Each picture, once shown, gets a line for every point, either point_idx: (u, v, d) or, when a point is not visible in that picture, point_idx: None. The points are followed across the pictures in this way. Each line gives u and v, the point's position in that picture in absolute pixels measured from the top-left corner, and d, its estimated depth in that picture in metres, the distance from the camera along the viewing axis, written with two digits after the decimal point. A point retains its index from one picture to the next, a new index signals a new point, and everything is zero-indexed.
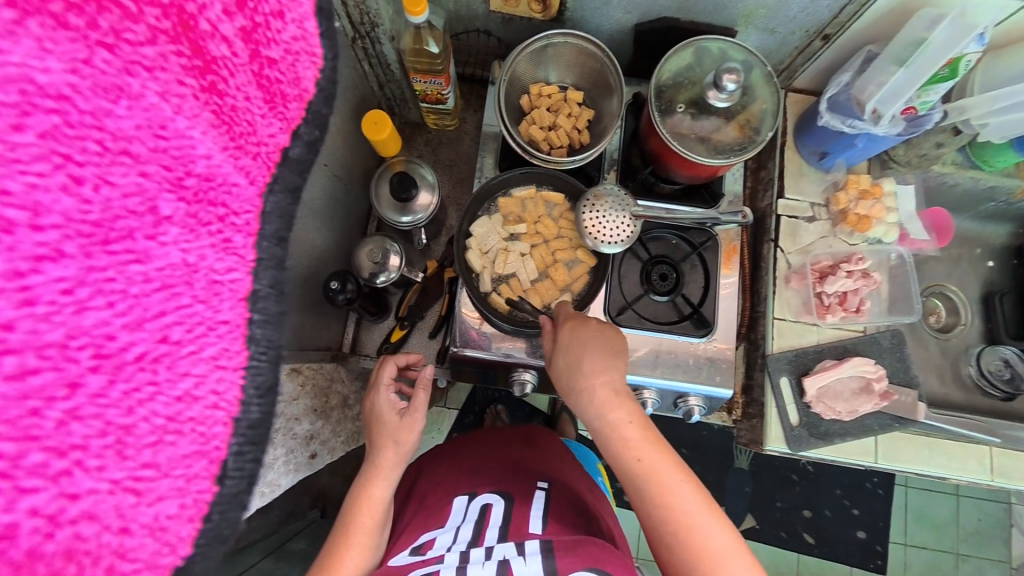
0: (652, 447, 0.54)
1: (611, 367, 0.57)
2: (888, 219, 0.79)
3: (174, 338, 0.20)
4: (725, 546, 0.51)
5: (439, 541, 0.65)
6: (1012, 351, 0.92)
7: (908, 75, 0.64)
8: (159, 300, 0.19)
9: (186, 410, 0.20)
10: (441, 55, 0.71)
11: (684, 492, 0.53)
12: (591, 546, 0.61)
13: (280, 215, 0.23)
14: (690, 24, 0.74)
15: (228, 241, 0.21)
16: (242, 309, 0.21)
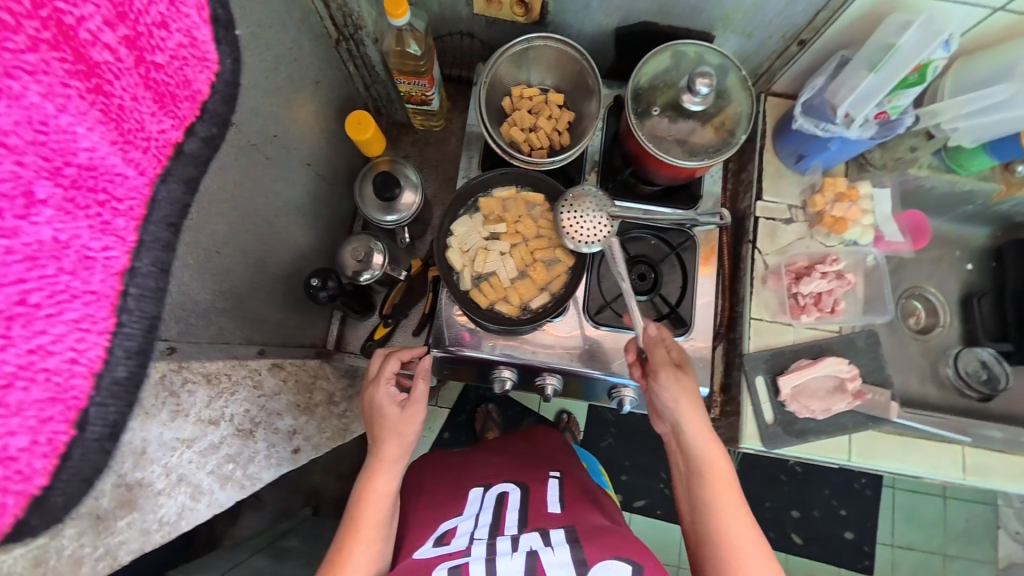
0: (719, 452, 0.65)
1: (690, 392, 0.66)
2: (864, 221, 0.80)
3: (33, 302, 0.24)
4: (746, 538, 0.61)
5: (461, 529, 0.68)
6: (990, 352, 0.93)
7: (878, 79, 0.66)
8: (22, 268, 0.23)
9: (39, 361, 0.24)
10: (424, 57, 0.72)
11: (732, 493, 0.63)
12: (614, 535, 0.64)
13: (170, 202, 0.28)
14: (668, 28, 0.76)
15: (106, 222, 0.25)
16: (114, 282, 0.26)
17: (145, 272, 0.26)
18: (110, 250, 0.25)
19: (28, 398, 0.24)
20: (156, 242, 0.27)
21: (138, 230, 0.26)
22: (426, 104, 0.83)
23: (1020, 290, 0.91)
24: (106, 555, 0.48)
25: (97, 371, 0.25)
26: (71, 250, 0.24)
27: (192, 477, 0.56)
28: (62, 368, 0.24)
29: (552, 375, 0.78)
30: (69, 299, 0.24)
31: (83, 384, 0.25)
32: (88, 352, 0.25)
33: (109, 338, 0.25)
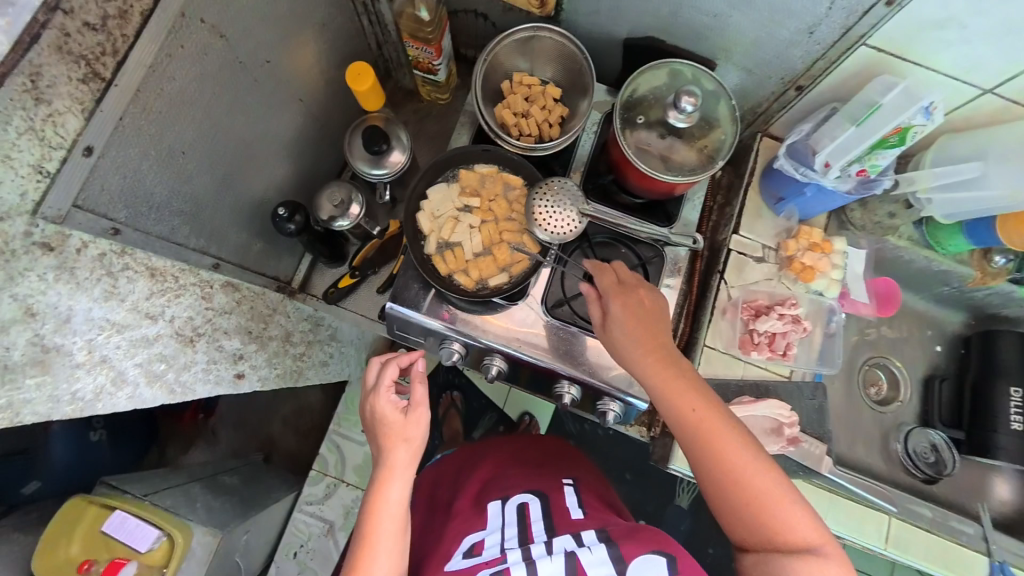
0: (687, 382, 0.60)
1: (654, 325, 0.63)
2: (831, 274, 0.80)
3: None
4: (753, 459, 0.56)
5: (489, 540, 0.73)
6: (941, 436, 0.92)
7: (858, 134, 0.68)
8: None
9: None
10: (433, 25, 0.80)
11: (723, 417, 0.58)
12: (649, 531, 0.70)
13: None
14: (672, 48, 0.80)
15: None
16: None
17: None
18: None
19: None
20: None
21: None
22: (433, 73, 0.91)
23: (980, 381, 0.90)
24: (8, 410, 0.48)
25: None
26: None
27: (118, 364, 0.57)
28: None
29: (499, 357, 0.78)
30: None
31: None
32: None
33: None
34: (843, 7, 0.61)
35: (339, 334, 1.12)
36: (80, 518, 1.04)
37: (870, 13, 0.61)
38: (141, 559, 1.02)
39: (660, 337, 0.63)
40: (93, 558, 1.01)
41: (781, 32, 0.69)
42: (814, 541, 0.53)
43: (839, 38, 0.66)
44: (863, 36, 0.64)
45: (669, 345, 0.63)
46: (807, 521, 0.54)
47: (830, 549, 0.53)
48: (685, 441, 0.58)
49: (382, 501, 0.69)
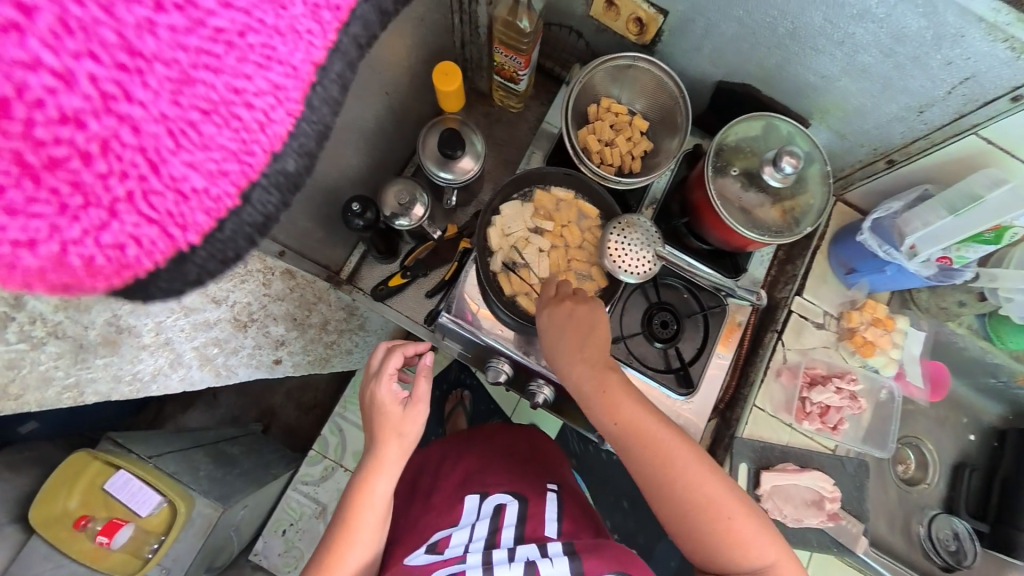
0: (627, 401, 0.60)
1: (589, 343, 0.62)
2: (891, 352, 0.81)
3: (247, 41, 0.23)
4: (700, 480, 0.58)
5: (455, 539, 0.71)
6: (966, 526, 0.91)
7: (954, 223, 0.66)
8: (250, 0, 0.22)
9: (239, 107, 0.23)
10: (529, 36, 0.75)
11: (669, 443, 0.58)
12: (614, 549, 0.68)
13: (363, 23, 0.26)
14: (768, 99, 0.77)
15: (318, 8, 0.24)
16: (310, 69, 0.24)
17: (332, 78, 0.26)
18: (313, 35, 0.24)
19: (217, 137, 0.23)
20: (344, 55, 0.26)
21: (337, 31, 0.25)
22: (514, 82, 0.87)
23: (1012, 478, 0.90)
24: (73, 387, 0.49)
25: (275, 150, 0.25)
26: (285, 13, 0.23)
27: (177, 345, 0.56)
28: (252, 127, 0.24)
29: (546, 385, 0.78)
30: (275, 62, 0.23)
31: (261, 157, 0.25)
32: (271, 129, 0.24)
33: (292, 122, 0.25)
34: (963, 94, 0.60)
35: (367, 324, 1.05)
36: (83, 470, 0.99)
37: (991, 105, 0.59)
38: (139, 521, 0.97)
39: (600, 353, 0.62)
40: (90, 514, 0.97)
41: (889, 105, 0.67)
42: (763, 551, 0.58)
43: (948, 122, 0.65)
44: (975, 126, 0.63)
45: (610, 362, 0.62)
46: (761, 530, 0.58)
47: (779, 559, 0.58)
48: (630, 465, 0.60)
49: (366, 493, 0.68)
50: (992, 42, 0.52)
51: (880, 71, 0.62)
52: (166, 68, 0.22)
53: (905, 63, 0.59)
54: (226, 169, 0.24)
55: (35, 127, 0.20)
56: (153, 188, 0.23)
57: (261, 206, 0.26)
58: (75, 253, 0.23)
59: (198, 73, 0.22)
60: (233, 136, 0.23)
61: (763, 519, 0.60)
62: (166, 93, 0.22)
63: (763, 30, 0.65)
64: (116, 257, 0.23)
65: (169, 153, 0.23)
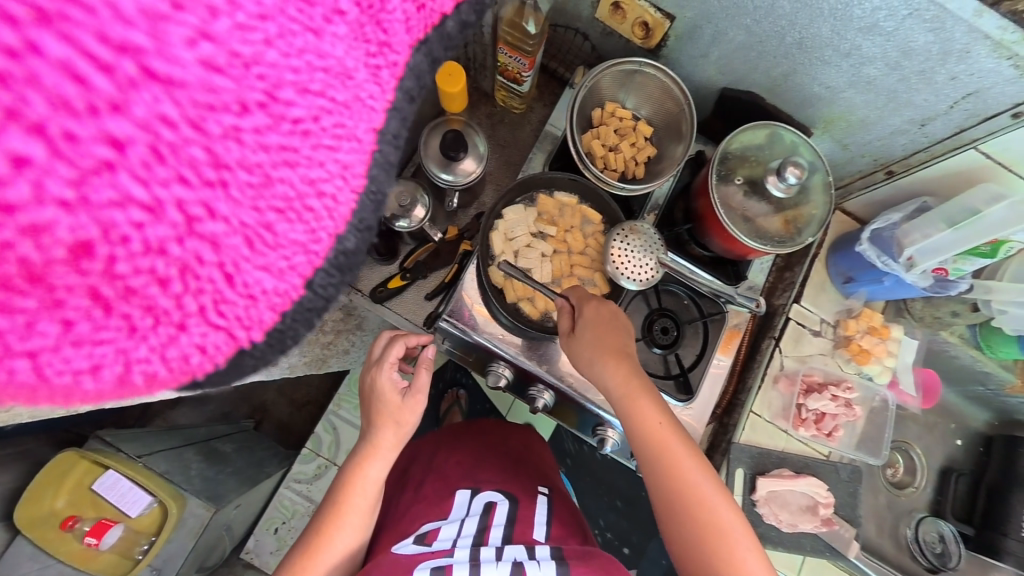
0: (657, 412, 0.61)
1: (625, 348, 0.65)
2: (886, 361, 0.82)
3: (322, 124, 0.23)
4: (715, 502, 0.59)
5: (444, 532, 0.70)
6: (951, 529, 0.93)
7: (953, 237, 0.67)
8: (322, 81, 0.22)
9: (311, 195, 0.23)
10: (535, 38, 0.74)
11: (690, 458, 0.60)
12: (601, 558, 0.68)
13: (414, 73, 0.26)
14: (773, 107, 0.77)
15: (378, 69, 0.24)
16: (372, 137, 0.25)
17: (389, 139, 0.25)
18: (375, 99, 0.24)
19: (289, 234, 0.23)
20: (398, 110, 0.26)
21: (394, 90, 0.25)
22: (517, 82, 0.85)
23: (998, 485, 0.92)
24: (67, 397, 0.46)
25: (340, 233, 0.25)
26: (353, 84, 0.23)
27: None
28: (322, 215, 0.24)
29: (547, 390, 0.78)
30: (345, 140, 0.23)
31: (327, 241, 0.24)
32: (340, 209, 0.24)
33: (357, 198, 0.25)
34: (965, 109, 0.61)
35: (364, 324, 1.04)
36: (69, 470, 0.97)
37: (992, 120, 0.60)
38: (128, 522, 0.95)
39: (635, 363, 0.65)
40: (78, 514, 0.95)
41: (892, 118, 0.67)
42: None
43: (949, 136, 0.65)
44: (976, 140, 0.63)
45: (644, 373, 0.65)
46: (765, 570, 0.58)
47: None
48: (648, 472, 0.61)
49: (359, 478, 0.68)
50: (997, 59, 0.52)
51: (886, 84, 0.62)
52: (246, 171, 0.21)
53: (911, 77, 0.60)
54: (294, 261, 0.24)
55: (122, 259, 0.20)
56: (226, 297, 0.23)
57: (322, 290, 0.25)
58: (139, 370, 0.23)
59: (275, 166, 0.22)
60: (302, 230, 0.23)
61: (768, 559, 0.59)
62: (246, 199, 0.22)
63: (771, 39, 0.65)
64: (181, 367, 0.23)
65: (245, 260, 0.22)
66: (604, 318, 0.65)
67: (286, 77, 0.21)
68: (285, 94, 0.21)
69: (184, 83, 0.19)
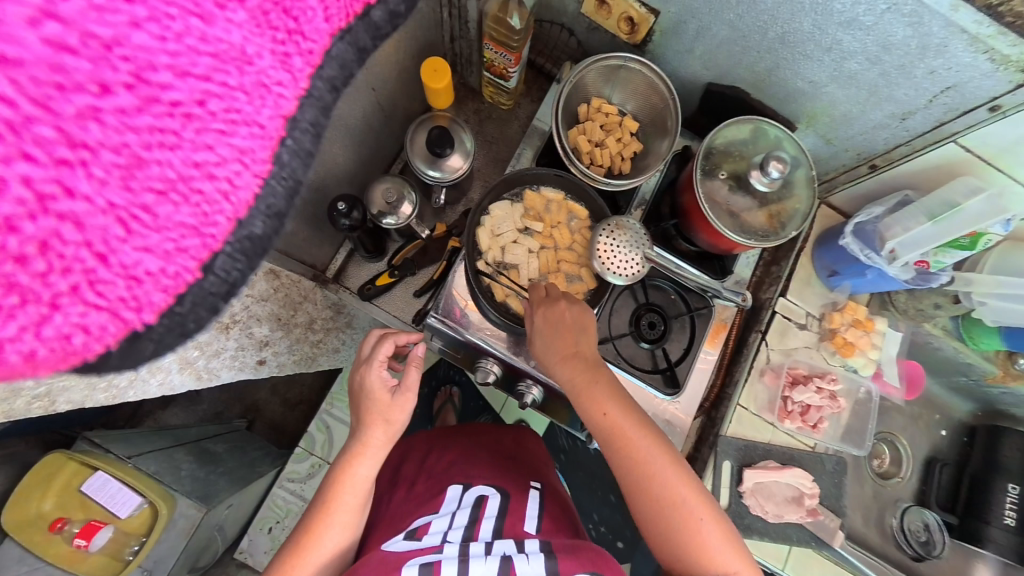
0: (612, 397, 0.61)
1: (579, 342, 0.64)
2: (870, 354, 0.83)
3: (210, 108, 0.22)
4: (674, 481, 0.59)
5: (434, 527, 0.70)
6: (936, 518, 0.94)
7: (933, 230, 0.68)
8: (208, 65, 0.22)
9: (198, 178, 0.23)
10: (520, 33, 0.73)
11: (647, 441, 0.60)
12: (590, 552, 0.68)
13: (340, 64, 0.26)
14: (758, 103, 0.77)
15: (287, 56, 0.24)
16: (279, 124, 0.24)
17: (304, 128, 0.25)
18: (283, 86, 0.24)
19: (175, 216, 0.22)
20: (318, 100, 0.26)
21: (308, 78, 0.25)
22: (504, 78, 0.85)
23: (980, 474, 0.94)
24: (44, 397, 0.45)
25: (241, 217, 0.24)
26: (252, 69, 0.23)
27: None
28: (215, 198, 0.23)
29: (535, 385, 0.78)
30: (240, 124, 0.23)
31: (225, 225, 0.24)
32: (239, 193, 0.24)
33: (259, 183, 0.24)
34: (944, 103, 0.61)
35: (354, 322, 1.04)
36: (56, 472, 0.96)
37: (970, 114, 0.61)
38: (118, 524, 0.95)
39: (590, 350, 0.65)
40: (66, 516, 0.94)
41: (874, 112, 0.68)
42: (728, 560, 0.58)
43: (929, 130, 0.66)
44: (956, 134, 0.64)
45: (598, 359, 0.64)
46: (733, 549, 0.59)
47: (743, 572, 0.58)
48: (609, 458, 0.62)
49: (348, 476, 0.68)
50: (974, 53, 0.53)
51: (867, 78, 0.63)
52: (117, 153, 0.20)
53: (891, 72, 0.60)
54: (188, 245, 0.23)
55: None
56: (101, 277, 0.21)
57: (226, 273, 0.25)
58: (11, 351, 0.20)
59: (154, 149, 0.21)
60: (193, 213, 0.23)
61: (731, 530, 0.61)
62: (114, 180, 0.21)
63: (754, 34, 0.65)
64: (63, 348, 0.21)
65: (119, 242, 0.21)
66: (558, 313, 0.65)
67: (165, 58, 0.21)
68: (163, 75, 0.21)
69: (42, 67, 0.18)
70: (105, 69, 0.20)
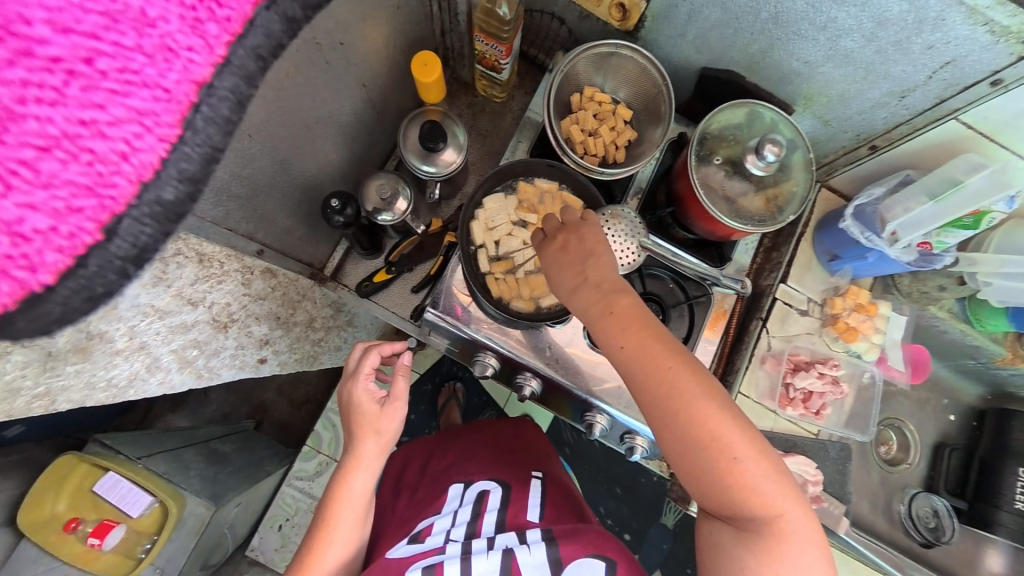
0: (637, 329, 0.52)
1: (591, 264, 0.55)
2: (873, 338, 0.83)
3: (98, 67, 0.22)
4: (708, 415, 0.49)
5: (437, 527, 0.71)
6: (945, 503, 0.93)
7: (935, 209, 0.67)
8: (98, 25, 0.22)
9: (87, 140, 0.23)
10: (509, 23, 0.71)
11: (676, 371, 0.50)
12: (591, 534, 0.68)
13: (266, 33, 0.25)
14: (753, 87, 0.76)
15: (199, 22, 0.23)
16: (189, 90, 0.24)
17: (221, 95, 0.25)
18: (194, 52, 0.23)
19: (63, 173, 0.23)
20: (240, 68, 0.25)
21: (228, 46, 0.24)
22: (496, 70, 0.83)
23: (989, 458, 0.93)
24: (44, 396, 0.46)
25: (145, 180, 0.24)
26: (155, 33, 0.23)
27: (154, 349, 0.54)
28: (109, 158, 0.23)
29: (534, 378, 0.77)
30: (137, 85, 0.23)
31: (126, 187, 0.24)
32: (140, 154, 0.23)
33: (167, 148, 0.24)
34: (944, 79, 0.60)
35: (356, 320, 1.04)
36: (69, 474, 0.98)
37: (971, 89, 0.59)
38: (132, 523, 0.96)
39: (608, 275, 0.55)
40: (80, 516, 0.96)
41: (871, 91, 0.66)
42: (777, 505, 0.49)
43: (929, 107, 0.64)
44: (956, 111, 0.62)
45: (621, 284, 0.54)
46: (778, 485, 0.50)
47: (793, 514, 0.49)
48: (633, 393, 0.53)
49: (344, 490, 0.68)
50: (972, 25, 0.51)
51: (863, 56, 0.61)
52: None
53: (887, 48, 0.59)
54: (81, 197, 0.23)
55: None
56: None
57: (133, 239, 0.24)
58: None
59: (37, 105, 0.22)
60: (81, 170, 0.23)
61: (778, 468, 0.51)
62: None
63: (746, 16, 0.64)
64: None
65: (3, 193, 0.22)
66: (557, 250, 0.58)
67: (43, 19, 0.21)
68: (41, 29, 0.21)
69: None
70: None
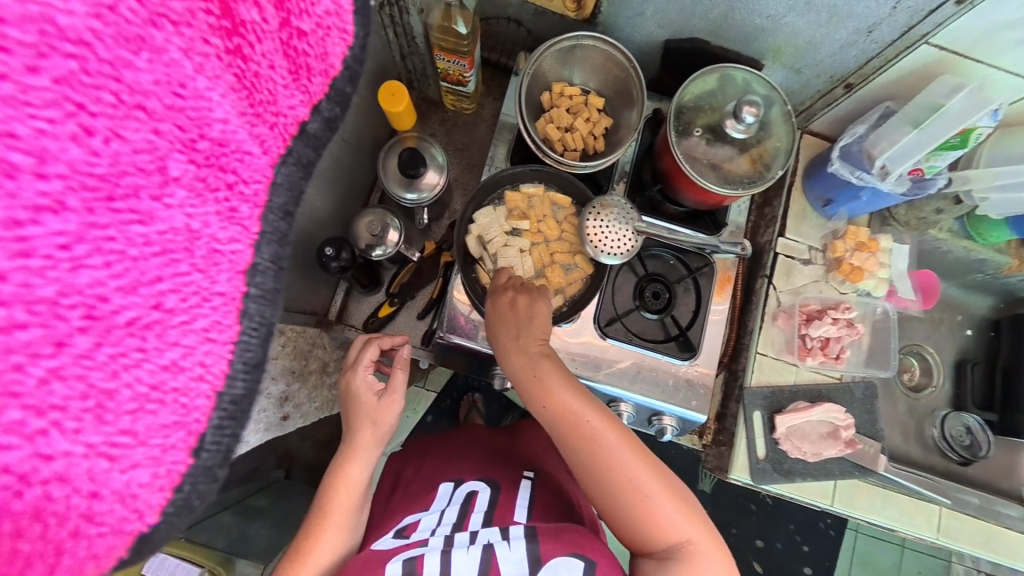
0: (554, 385, 0.59)
1: (524, 333, 0.62)
2: (879, 274, 0.83)
3: (168, 306, 0.21)
4: (620, 458, 0.56)
5: (423, 523, 0.69)
6: (976, 419, 0.95)
7: (919, 138, 0.66)
8: (159, 264, 0.21)
9: (170, 379, 0.21)
10: (467, 37, 0.69)
11: (597, 429, 0.57)
12: (574, 533, 0.65)
13: (288, 187, 0.25)
14: (719, 50, 0.75)
15: (233, 210, 0.23)
16: (238, 281, 0.23)
17: (264, 268, 0.24)
18: (235, 243, 0.23)
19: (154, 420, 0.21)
20: (274, 233, 0.24)
21: (260, 220, 0.24)
22: (462, 84, 0.82)
23: (1013, 367, 0.93)
24: None
25: (219, 389, 0.22)
26: (202, 241, 0.22)
27: None
28: (190, 387, 0.22)
29: None
30: (199, 304, 0.22)
31: (205, 404, 0.22)
32: (214, 366, 0.22)
33: (231, 347, 0.23)
34: (909, 7, 0.58)
35: None
36: None
37: (937, 12, 0.58)
38: None
39: (538, 341, 0.62)
40: None
41: (839, 32, 0.65)
42: (683, 531, 0.55)
43: (898, 37, 0.64)
44: (925, 36, 0.62)
45: (546, 351, 0.62)
46: (685, 515, 0.56)
47: (699, 535, 0.55)
48: (561, 449, 0.59)
49: (342, 479, 0.68)
50: None
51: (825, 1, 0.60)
52: (85, 399, 0.20)
53: None
54: (165, 425, 0.21)
55: (21, 505, 0.18)
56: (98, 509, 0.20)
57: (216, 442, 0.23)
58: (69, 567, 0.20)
59: (128, 390, 0.20)
60: (176, 410, 0.21)
61: (684, 495, 0.57)
62: (89, 424, 0.20)
63: None
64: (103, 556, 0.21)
65: (107, 471, 0.20)
66: (504, 308, 0.64)
67: (116, 290, 0.20)
68: (116, 300, 0.20)
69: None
70: (56, 325, 0.19)
